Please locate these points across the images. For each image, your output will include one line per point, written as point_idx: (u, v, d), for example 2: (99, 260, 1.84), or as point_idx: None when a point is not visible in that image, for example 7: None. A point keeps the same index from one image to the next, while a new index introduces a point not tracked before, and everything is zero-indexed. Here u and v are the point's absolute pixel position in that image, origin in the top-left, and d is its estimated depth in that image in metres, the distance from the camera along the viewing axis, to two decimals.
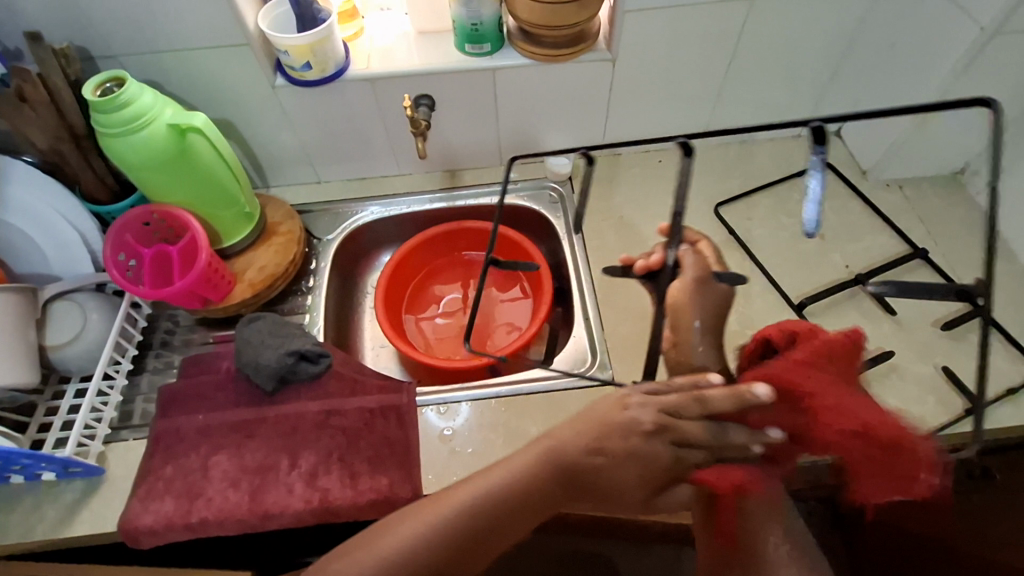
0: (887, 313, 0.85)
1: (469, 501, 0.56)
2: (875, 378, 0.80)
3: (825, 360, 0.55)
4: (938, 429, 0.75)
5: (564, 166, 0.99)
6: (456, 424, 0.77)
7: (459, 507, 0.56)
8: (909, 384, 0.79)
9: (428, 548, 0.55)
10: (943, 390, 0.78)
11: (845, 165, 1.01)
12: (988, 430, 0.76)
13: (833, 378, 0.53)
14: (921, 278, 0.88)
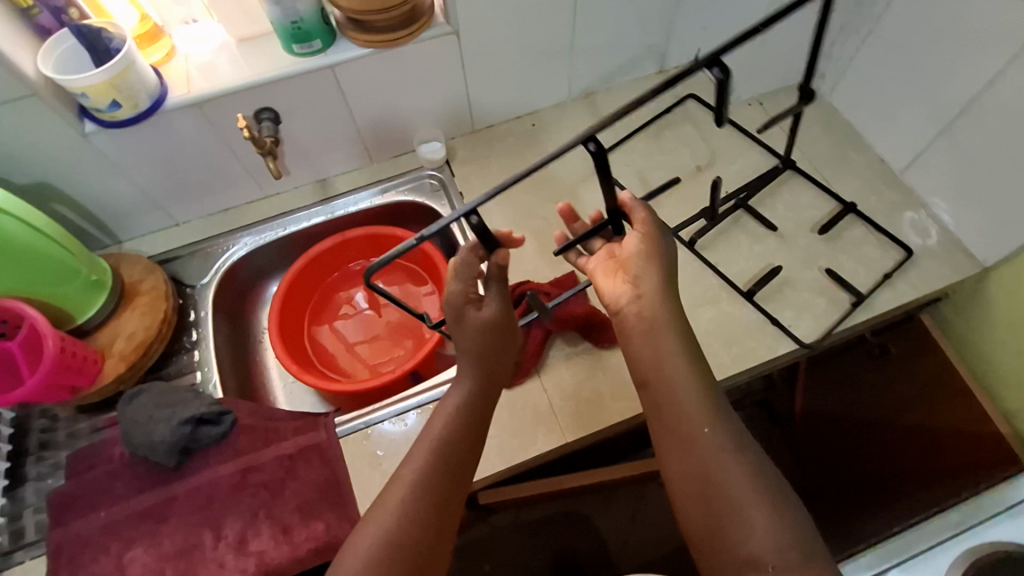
0: (770, 230, 0.88)
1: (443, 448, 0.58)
2: (770, 294, 0.84)
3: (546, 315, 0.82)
4: (832, 328, 0.80)
5: (438, 151, 0.94)
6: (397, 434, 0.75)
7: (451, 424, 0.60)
8: (800, 291, 0.84)
9: (419, 498, 0.55)
10: (830, 290, 0.83)
11: (709, 91, 1.03)
12: (874, 316, 0.82)
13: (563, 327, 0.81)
14: (794, 188, 0.92)
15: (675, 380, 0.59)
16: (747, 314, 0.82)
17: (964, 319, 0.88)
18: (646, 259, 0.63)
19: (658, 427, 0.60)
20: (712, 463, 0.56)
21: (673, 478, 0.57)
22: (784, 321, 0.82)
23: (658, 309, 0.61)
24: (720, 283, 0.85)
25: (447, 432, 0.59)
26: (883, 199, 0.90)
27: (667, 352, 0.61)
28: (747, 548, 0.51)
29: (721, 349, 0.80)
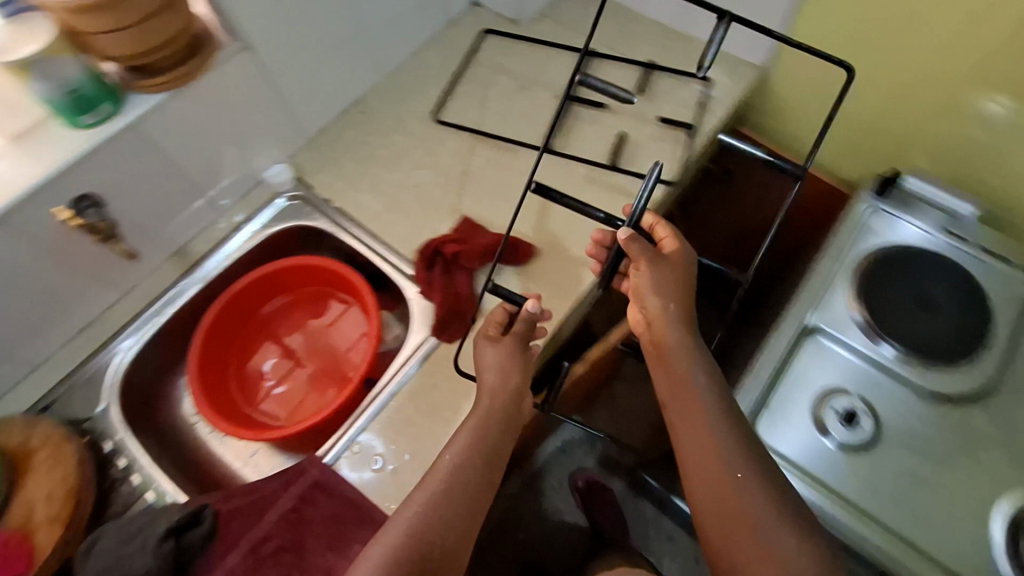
0: (601, 109, 0.95)
1: (468, 459, 0.60)
2: (628, 156, 0.91)
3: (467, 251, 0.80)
4: (683, 159, 0.91)
5: (283, 173, 0.95)
6: (382, 452, 0.71)
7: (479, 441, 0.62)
8: (648, 144, 0.92)
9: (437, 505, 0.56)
10: (668, 134, 0.93)
11: (499, 22, 1.09)
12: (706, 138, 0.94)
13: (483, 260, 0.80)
14: (603, 68, 1.00)
15: (690, 400, 0.62)
16: (619, 181, 0.90)
17: (768, 118, 1.05)
18: (654, 288, 0.67)
19: (682, 446, 0.62)
20: (737, 489, 0.58)
21: (699, 497, 0.60)
22: (648, 172, 0.90)
23: (667, 337, 0.65)
24: (585, 168, 0.91)
25: (471, 446, 0.61)
26: (672, 48, 1.02)
27: (684, 371, 0.63)
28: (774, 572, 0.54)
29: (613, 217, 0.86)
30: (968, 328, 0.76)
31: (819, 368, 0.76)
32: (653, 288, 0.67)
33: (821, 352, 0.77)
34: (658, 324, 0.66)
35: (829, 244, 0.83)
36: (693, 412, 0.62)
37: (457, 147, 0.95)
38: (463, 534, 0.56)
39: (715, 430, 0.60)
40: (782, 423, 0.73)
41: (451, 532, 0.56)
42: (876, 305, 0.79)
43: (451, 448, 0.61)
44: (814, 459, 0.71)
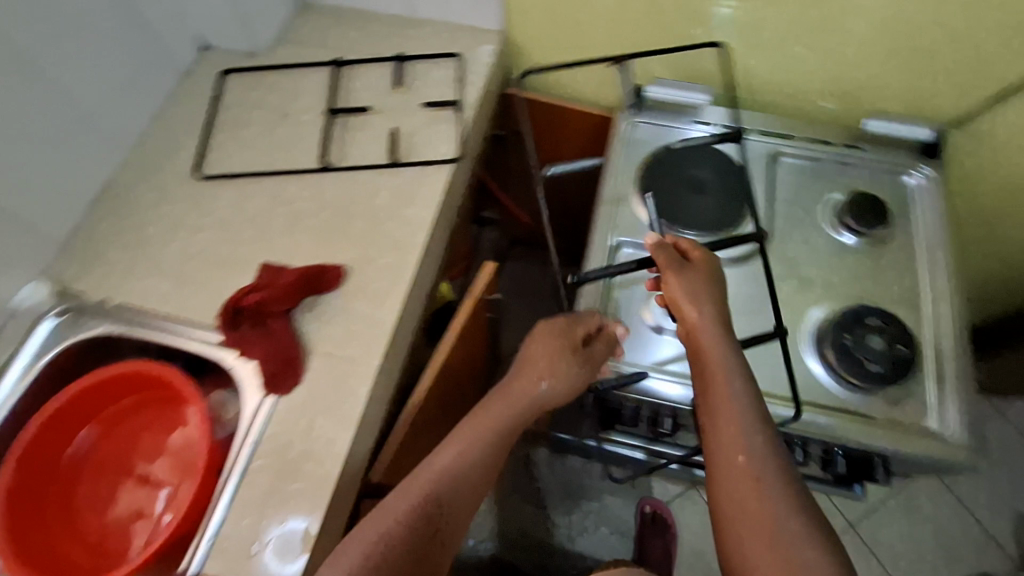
0: (367, 113, 0.94)
1: (453, 467, 0.68)
2: (408, 148, 0.91)
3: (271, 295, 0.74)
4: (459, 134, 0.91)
5: (41, 294, 0.83)
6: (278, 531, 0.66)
7: (474, 451, 0.70)
8: (423, 131, 0.92)
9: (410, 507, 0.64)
10: (437, 116, 0.94)
11: (239, 60, 1.03)
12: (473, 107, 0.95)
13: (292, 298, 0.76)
14: (358, 75, 0.99)
15: (730, 406, 0.63)
16: (406, 175, 0.88)
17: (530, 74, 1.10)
18: (702, 301, 0.69)
19: (724, 459, 0.61)
20: (774, 491, 0.58)
21: (735, 507, 0.59)
22: (430, 157, 0.90)
23: (709, 360, 0.66)
24: (370, 174, 0.88)
25: (458, 462, 0.69)
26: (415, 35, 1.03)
27: (721, 376, 0.65)
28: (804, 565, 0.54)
29: (411, 211, 0.85)
30: (731, 196, 0.87)
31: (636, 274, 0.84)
32: (705, 311, 0.69)
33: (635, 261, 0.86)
34: (706, 339, 0.67)
35: (609, 164, 0.92)
36: (733, 427, 0.63)
37: (233, 197, 0.89)
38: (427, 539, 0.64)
39: (748, 441, 0.61)
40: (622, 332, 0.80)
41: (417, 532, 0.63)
42: (662, 203, 0.87)
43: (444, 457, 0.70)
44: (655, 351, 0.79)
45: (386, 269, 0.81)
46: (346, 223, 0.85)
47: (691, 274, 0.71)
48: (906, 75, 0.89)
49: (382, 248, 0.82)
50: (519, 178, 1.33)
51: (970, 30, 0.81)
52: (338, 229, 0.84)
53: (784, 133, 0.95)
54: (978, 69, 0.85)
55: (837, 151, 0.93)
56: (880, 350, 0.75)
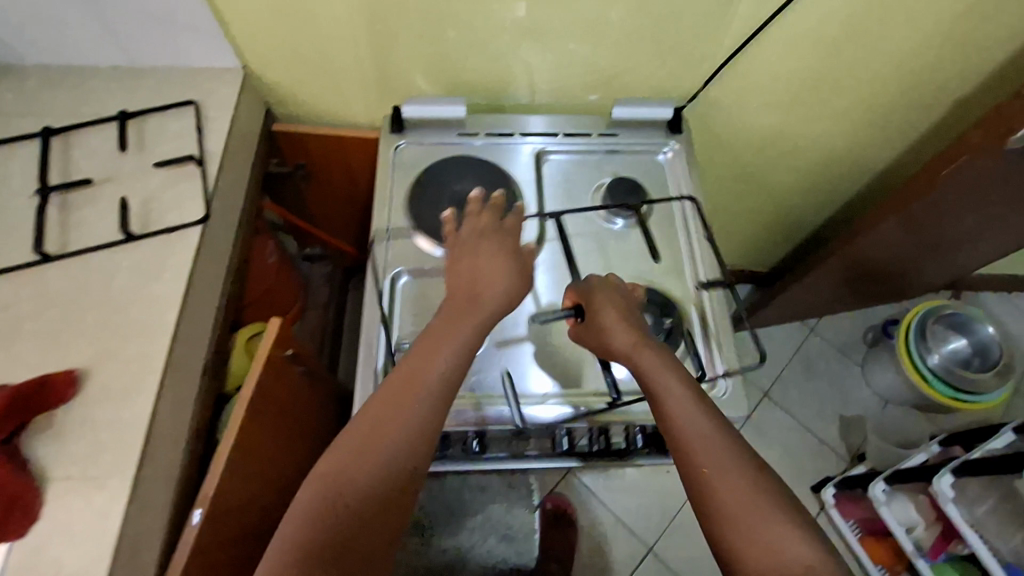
0: (90, 185, 0.83)
1: (369, 471, 0.59)
2: (145, 217, 0.81)
3: None
4: (204, 191, 0.83)
5: None
6: None
7: (396, 442, 0.61)
8: (162, 194, 0.83)
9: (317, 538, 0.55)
10: (177, 173, 0.84)
11: None
12: (220, 157, 0.87)
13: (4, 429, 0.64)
14: (77, 143, 0.86)
15: (688, 414, 0.63)
16: (147, 248, 0.79)
17: (293, 107, 1.03)
18: (623, 324, 0.70)
19: (699, 459, 0.60)
20: (751, 487, 0.58)
21: (723, 509, 0.57)
22: (173, 222, 0.81)
23: (659, 369, 0.66)
24: (102, 256, 0.78)
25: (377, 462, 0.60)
26: (140, 86, 0.92)
27: (668, 390, 0.64)
28: (796, 556, 0.54)
29: (157, 288, 0.77)
30: (497, 209, 0.88)
31: (417, 306, 0.82)
32: (620, 333, 0.69)
33: (416, 292, 0.83)
34: (641, 356, 0.68)
35: (378, 194, 0.89)
36: (698, 432, 0.61)
37: None
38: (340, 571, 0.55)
39: (713, 441, 0.60)
40: None
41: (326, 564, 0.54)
42: (433, 228, 0.86)
43: (366, 455, 0.60)
44: None
45: (134, 362, 0.72)
46: (76, 318, 0.74)
47: (602, 302, 0.73)
48: (639, 62, 0.93)
49: (126, 338, 0.73)
50: (319, 207, 1.27)
51: (675, 17, 0.86)
52: (67, 328, 0.73)
53: (546, 130, 0.97)
54: (695, 50, 0.91)
55: (596, 140, 0.97)
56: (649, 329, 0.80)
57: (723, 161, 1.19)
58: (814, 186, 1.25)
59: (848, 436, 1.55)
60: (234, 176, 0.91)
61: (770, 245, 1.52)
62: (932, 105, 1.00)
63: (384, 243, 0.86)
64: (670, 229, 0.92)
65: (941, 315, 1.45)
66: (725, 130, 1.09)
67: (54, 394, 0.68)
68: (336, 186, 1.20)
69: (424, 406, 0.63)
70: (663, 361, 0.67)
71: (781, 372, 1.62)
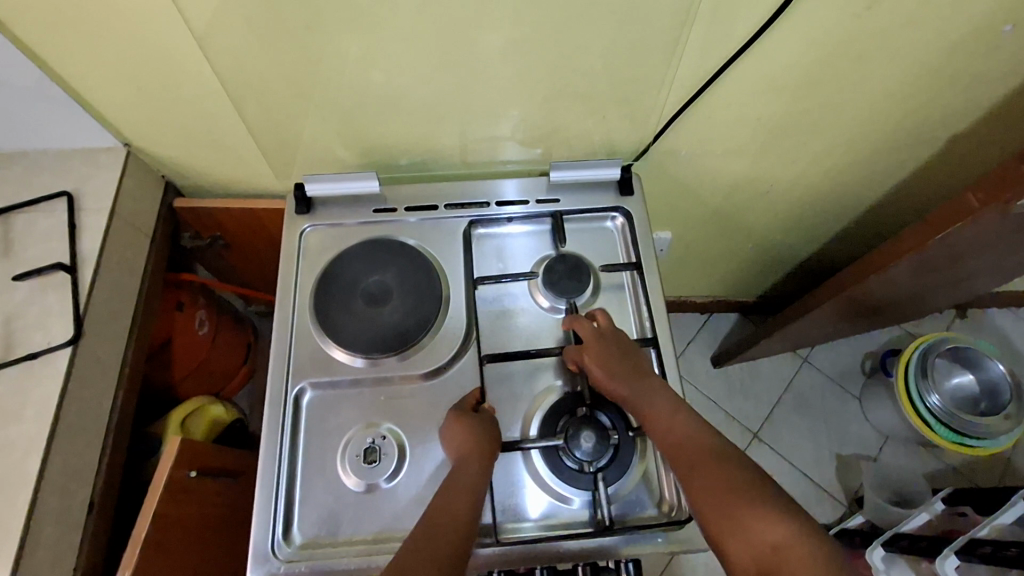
0: None
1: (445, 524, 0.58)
2: (7, 340, 0.71)
3: None
4: (75, 305, 0.73)
5: None
6: None
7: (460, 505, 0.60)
8: (27, 312, 0.73)
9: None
10: (46, 284, 0.75)
11: None
12: (98, 260, 0.77)
13: None
14: None
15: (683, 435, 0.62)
16: (6, 380, 0.69)
17: (194, 181, 0.92)
18: (617, 369, 0.68)
19: (677, 458, 0.60)
20: (729, 480, 0.56)
21: (702, 507, 0.56)
22: (39, 345, 0.71)
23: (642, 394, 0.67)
24: None
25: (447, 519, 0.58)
26: (7, 177, 0.81)
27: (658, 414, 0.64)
28: (764, 539, 0.51)
29: (19, 429, 0.67)
30: (416, 300, 0.77)
31: (324, 426, 0.71)
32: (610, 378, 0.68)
33: (323, 409, 0.72)
34: (636, 401, 0.66)
35: (281, 292, 0.78)
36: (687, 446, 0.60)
37: None
38: None
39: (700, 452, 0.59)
40: (309, 508, 0.67)
41: None
42: (342, 332, 0.75)
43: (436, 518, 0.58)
44: (354, 518, 0.66)
45: None
46: None
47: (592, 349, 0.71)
48: (575, 119, 0.81)
49: None
50: (249, 270, 1.17)
51: (609, 73, 0.73)
52: None
53: (474, 200, 0.85)
54: (637, 104, 0.79)
55: (532, 208, 0.84)
56: (592, 449, 0.67)
57: (687, 205, 1.06)
58: (789, 226, 1.13)
59: (846, 478, 1.43)
60: (120, 275, 0.81)
61: (752, 277, 1.40)
62: (918, 144, 0.87)
63: (287, 352, 0.74)
64: (618, 311, 0.79)
65: (941, 348, 1.33)
66: (684, 176, 0.97)
67: None
68: (261, 253, 1.10)
69: (473, 476, 0.62)
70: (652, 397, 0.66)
71: (771, 409, 1.51)
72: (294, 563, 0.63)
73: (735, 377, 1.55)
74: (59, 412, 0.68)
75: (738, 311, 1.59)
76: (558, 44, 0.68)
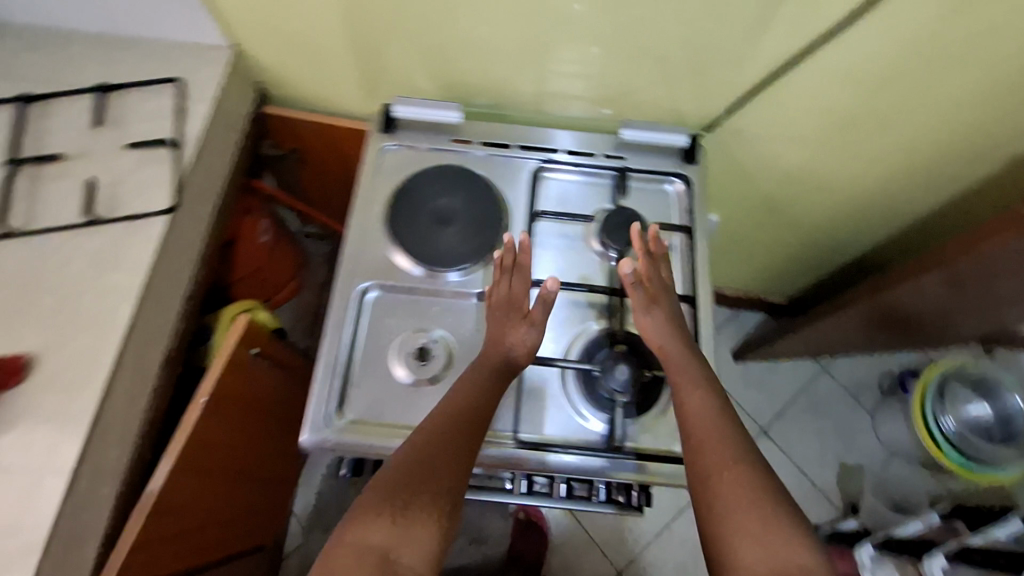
0: (57, 161, 0.80)
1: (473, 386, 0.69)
2: (112, 201, 0.78)
3: None
4: (174, 179, 0.80)
5: None
6: None
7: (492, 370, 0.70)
8: (131, 178, 0.80)
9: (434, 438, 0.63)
10: (149, 158, 0.81)
11: None
12: (196, 144, 0.84)
13: None
14: (52, 113, 0.83)
15: (717, 437, 0.63)
16: (108, 235, 0.76)
17: (285, 90, 0.99)
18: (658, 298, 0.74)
19: (702, 458, 0.62)
20: (753, 495, 0.58)
21: (723, 504, 0.58)
22: (139, 209, 0.78)
23: (685, 387, 0.68)
24: (65, 238, 0.76)
25: (474, 383, 0.69)
26: (124, 58, 0.88)
27: (697, 411, 0.66)
28: (789, 558, 0.54)
29: (114, 280, 0.74)
30: (480, 224, 0.82)
31: (382, 323, 0.77)
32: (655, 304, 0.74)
33: (384, 308, 0.78)
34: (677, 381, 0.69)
35: (356, 197, 0.84)
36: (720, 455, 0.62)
37: None
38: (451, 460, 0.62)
39: (732, 462, 0.61)
40: (362, 391, 0.73)
41: (440, 453, 0.62)
42: (408, 239, 0.81)
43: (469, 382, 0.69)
44: (399, 406, 0.73)
45: (83, 356, 0.70)
46: (31, 304, 0.72)
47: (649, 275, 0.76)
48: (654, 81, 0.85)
49: (78, 329, 0.71)
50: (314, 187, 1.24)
51: (697, 36, 0.77)
52: (22, 310, 0.72)
53: (544, 146, 0.89)
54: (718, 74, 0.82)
55: (598, 160, 0.88)
56: (625, 382, 0.71)
57: (738, 188, 1.10)
58: (838, 225, 1.15)
59: (845, 484, 1.47)
60: (210, 160, 0.87)
61: (787, 276, 1.43)
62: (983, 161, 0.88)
63: (358, 251, 0.81)
64: (664, 267, 0.83)
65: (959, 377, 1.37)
66: (745, 156, 1.00)
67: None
68: (330, 171, 1.16)
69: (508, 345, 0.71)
70: (695, 389, 0.68)
71: (783, 407, 1.54)
72: (344, 434, 0.70)
73: (752, 372, 1.58)
74: (151, 271, 0.76)
75: (767, 309, 1.62)
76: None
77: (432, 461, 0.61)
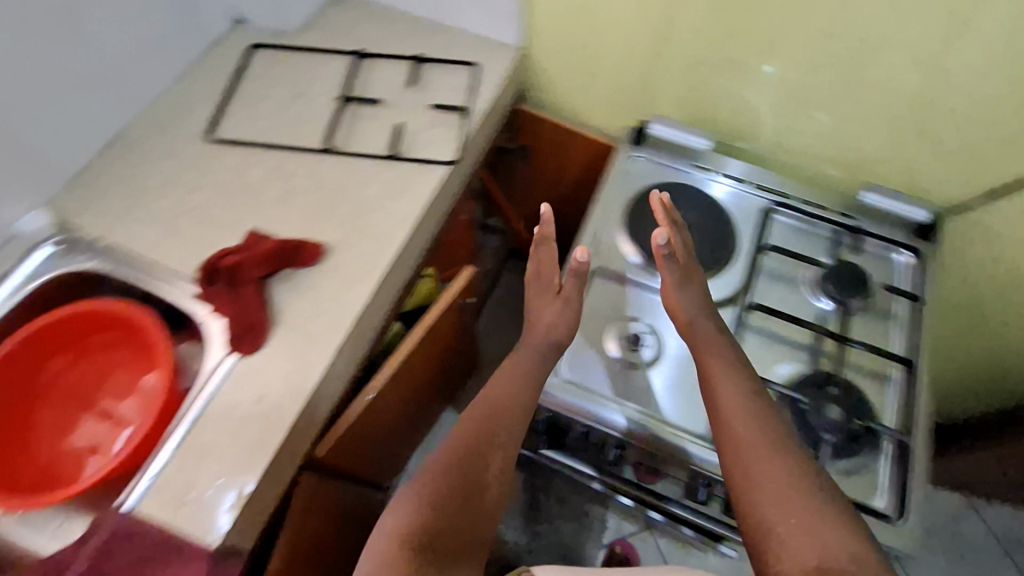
0: (376, 105, 0.97)
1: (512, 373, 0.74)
2: (410, 145, 0.94)
3: (247, 252, 0.79)
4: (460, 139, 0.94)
5: (37, 221, 0.86)
6: (234, 498, 0.68)
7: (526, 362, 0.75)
8: (427, 131, 0.95)
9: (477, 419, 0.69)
10: (443, 118, 0.97)
11: (265, 36, 1.05)
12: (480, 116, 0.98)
13: (270, 263, 0.80)
14: (379, 68, 1.02)
15: (754, 439, 0.62)
16: (402, 170, 0.91)
17: (546, 93, 1.13)
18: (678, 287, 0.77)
19: (734, 459, 0.61)
20: (795, 496, 0.57)
21: (757, 505, 0.58)
22: (429, 156, 0.93)
23: (722, 389, 0.67)
24: (370, 163, 0.92)
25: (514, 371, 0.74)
26: (438, 38, 1.07)
27: (731, 412, 0.65)
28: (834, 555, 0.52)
29: (399, 205, 0.88)
30: (708, 242, 0.89)
31: (605, 305, 0.85)
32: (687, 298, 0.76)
33: (608, 291, 0.86)
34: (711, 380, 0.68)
35: (601, 191, 0.94)
36: (755, 458, 0.60)
37: (233, 165, 0.91)
38: (497, 439, 0.67)
39: (770, 466, 0.59)
40: (578, 356, 0.80)
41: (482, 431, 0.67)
42: (642, 238, 0.88)
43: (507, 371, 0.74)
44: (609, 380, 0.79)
45: (365, 257, 0.84)
46: (336, 206, 0.88)
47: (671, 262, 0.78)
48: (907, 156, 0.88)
49: (365, 234, 0.86)
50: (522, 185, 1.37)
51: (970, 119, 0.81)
52: (329, 208, 0.87)
53: (779, 191, 0.95)
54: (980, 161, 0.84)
55: (830, 216, 0.92)
56: (835, 421, 0.73)
57: (952, 293, 1.05)
58: None
59: None
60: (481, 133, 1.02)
61: None
62: None
63: (594, 237, 0.90)
64: (882, 329, 0.84)
65: None
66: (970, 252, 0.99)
67: (308, 252, 0.82)
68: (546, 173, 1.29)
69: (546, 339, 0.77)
70: (727, 393, 0.66)
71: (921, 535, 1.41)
72: (558, 389, 0.77)
73: None
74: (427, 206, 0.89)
75: None
76: (940, 77, 0.79)
77: (475, 437, 0.67)
